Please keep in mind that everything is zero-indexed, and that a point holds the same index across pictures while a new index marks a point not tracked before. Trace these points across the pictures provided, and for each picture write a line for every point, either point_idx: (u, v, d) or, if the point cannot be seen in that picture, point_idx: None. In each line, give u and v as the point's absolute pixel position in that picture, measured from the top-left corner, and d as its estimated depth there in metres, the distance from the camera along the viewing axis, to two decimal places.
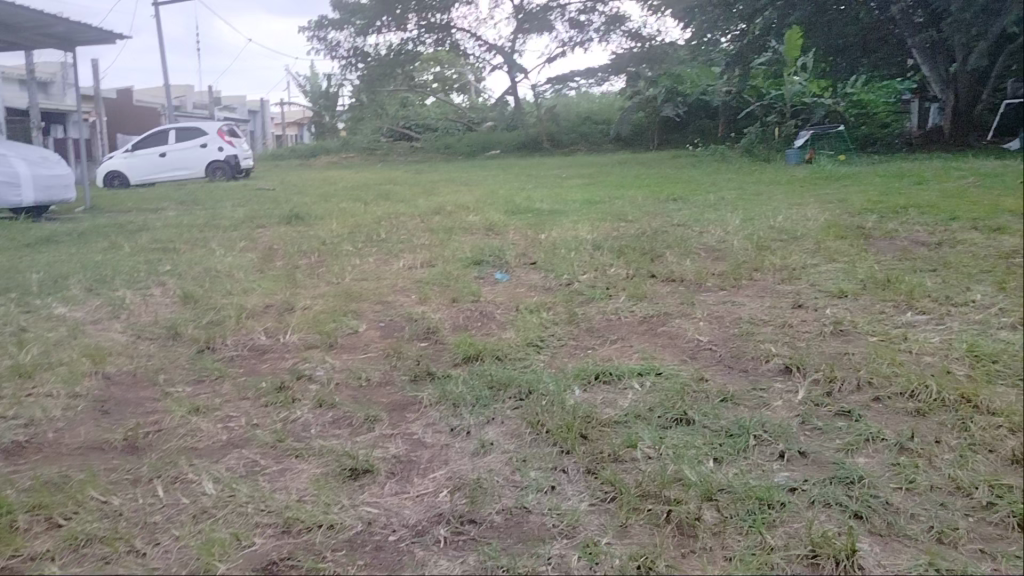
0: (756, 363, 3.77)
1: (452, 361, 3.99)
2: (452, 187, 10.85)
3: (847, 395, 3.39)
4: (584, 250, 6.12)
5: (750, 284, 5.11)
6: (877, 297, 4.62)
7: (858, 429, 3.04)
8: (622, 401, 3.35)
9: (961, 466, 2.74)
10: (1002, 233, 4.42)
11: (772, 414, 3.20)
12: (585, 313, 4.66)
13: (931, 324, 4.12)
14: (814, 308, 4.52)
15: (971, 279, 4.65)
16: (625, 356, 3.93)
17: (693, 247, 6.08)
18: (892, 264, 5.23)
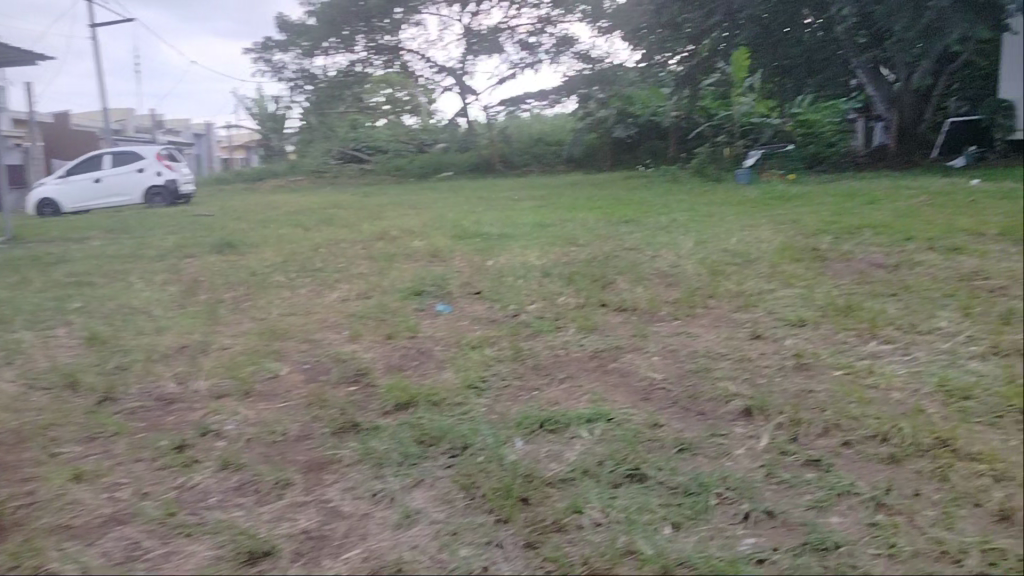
0: (715, 404, 3.44)
1: (382, 408, 3.57)
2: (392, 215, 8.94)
3: (813, 440, 3.10)
4: (533, 278, 5.76)
5: (705, 313, 4.82)
6: (838, 326, 4.31)
7: (829, 482, 2.77)
8: (570, 454, 3.00)
9: (947, 526, 2.52)
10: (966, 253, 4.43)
11: (734, 466, 2.90)
12: (531, 349, 4.29)
13: (896, 355, 3.87)
14: (774, 339, 4.23)
15: (934, 302, 4.39)
16: (574, 400, 3.56)
17: (646, 273, 5.74)
18: (852, 288, 4.97)
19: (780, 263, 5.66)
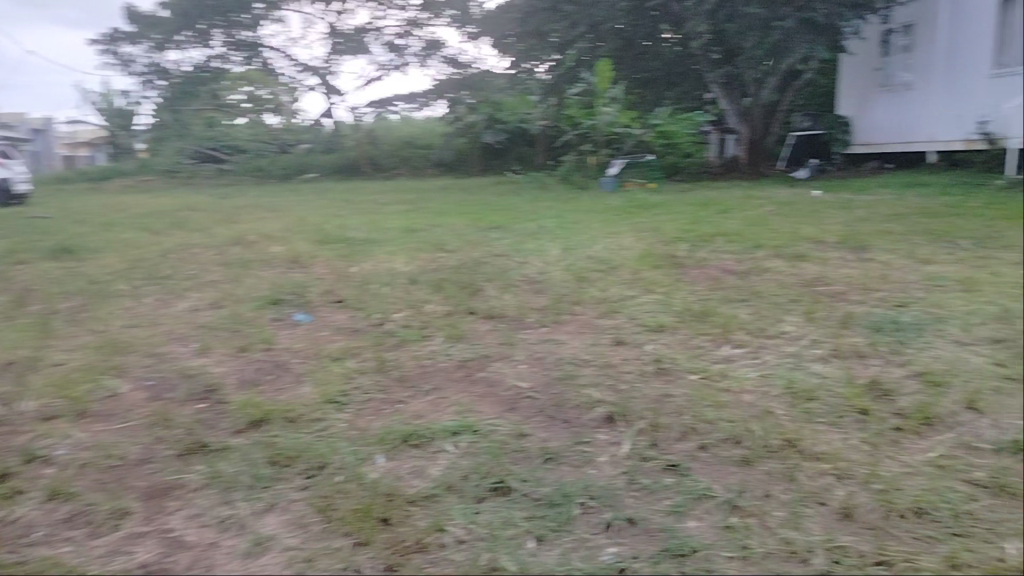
0: (579, 412, 3.45)
1: (234, 426, 3.38)
2: (238, 208, 6.39)
3: (672, 445, 3.16)
4: (397, 284, 5.62)
5: (570, 320, 4.85)
6: (695, 331, 4.43)
7: (687, 486, 2.84)
8: (433, 469, 2.94)
9: (794, 526, 2.65)
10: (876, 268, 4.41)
11: (597, 474, 2.92)
12: (395, 359, 4.17)
13: (748, 359, 4.02)
14: (636, 344, 4.31)
15: (779, 309, 4.60)
16: (439, 412, 3.49)
17: (513, 279, 5.67)
18: (706, 295, 5.09)
19: (641, 270, 5.71)
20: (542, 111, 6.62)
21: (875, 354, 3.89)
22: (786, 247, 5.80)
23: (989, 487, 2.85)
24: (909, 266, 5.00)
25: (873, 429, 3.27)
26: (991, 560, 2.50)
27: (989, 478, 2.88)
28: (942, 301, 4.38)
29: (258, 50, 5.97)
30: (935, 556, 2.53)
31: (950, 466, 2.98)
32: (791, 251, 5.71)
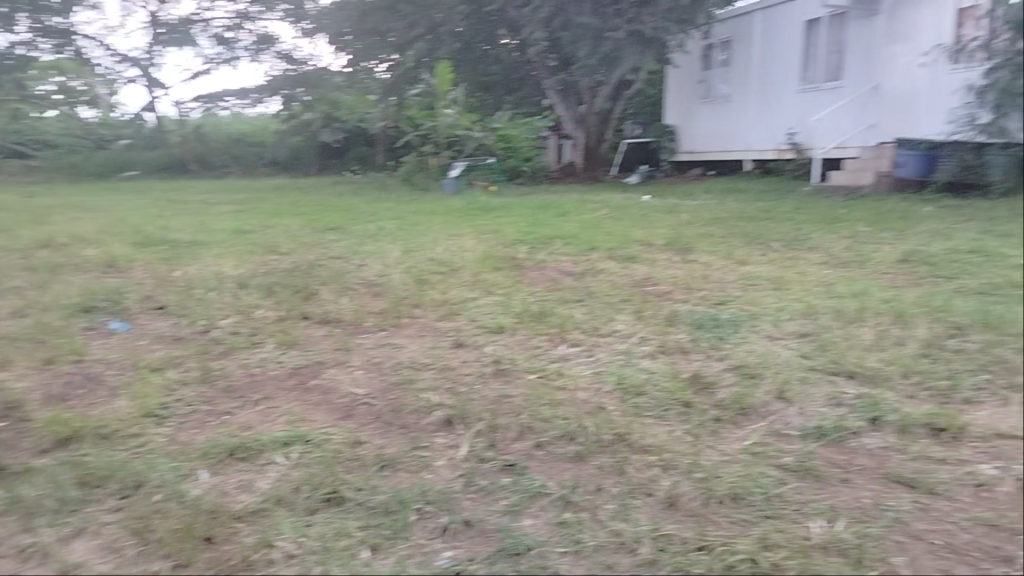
0: (417, 416, 3.42)
1: (37, 449, 3.13)
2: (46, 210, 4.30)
3: (509, 445, 3.21)
4: (226, 289, 5.35)
5: (409, 323, 4.79)
6: (532, 332, 4.51)
7: (523, 485, 2.89)
8: (262, 482, 2.85)
9: (623, 518, 2.75)
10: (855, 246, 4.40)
11: (433, 479, 2.91)
12: (222, 368, 3.97)
13: (583, 357, 4.13)
14: (474, 346, 4.32)
15: (612, 309, 4.77)
16: (270, 422, 3.35)
17: (350, 283, 5.54)
18: (544, 294, 5.18)
19: (481, 272, 5.69)
20: (383, 111, 6.11)
21: (697, 350, 4.13)
22: (619, 249, 6.06)
23: (796, 470, 3.08)
24: (727, 267, 5.46)
25: (696, 420, 3.46)
26: (799, 538, 2.66)
27: (796, 462, 3.12)
28: (756, 300, 4.73)
29: (73, 34, 4.26)
30: (749, 538, 2.67)
31: (763, 453, 3.20)
32: (624, 252, 5.96)
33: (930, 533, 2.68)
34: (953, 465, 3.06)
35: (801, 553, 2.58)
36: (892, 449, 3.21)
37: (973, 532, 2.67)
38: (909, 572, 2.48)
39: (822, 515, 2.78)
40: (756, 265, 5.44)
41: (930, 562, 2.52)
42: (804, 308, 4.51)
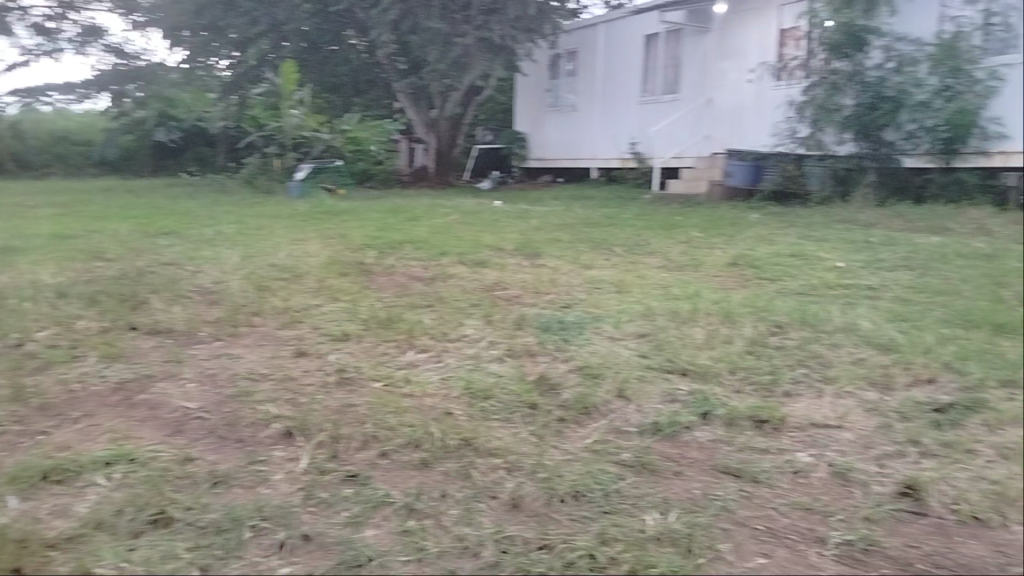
0: (254, 429, 3.31)
1: None
2: None
3: (352, 455, 3.15)
4: (43, 297, 4.94)
5: (249, 332, 4.60)
6: (378, 338, 4.44)
7: (366, 496, 2.85)
8: (80, 507, 2.70)
9: (467, 522, 2.76)
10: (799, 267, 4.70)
11: (271, 493, 2.83)
12: (37, 385, 3.68)
13: (430, 363, 4.12)
14: (318, 355, 4.21)
15: (460, 314, 4.79)
16: (90, 441, 3.14)
17: (184, 290, 5.25)
18: (392, 300, 5.12)
19: (326, 278, 5.53)
20: (223, 107, 5.49)
21: (544, 352, 4.22)
22: (470, 254, 6.11)
23: (635, 466, 3.20)
24: (573, 271, 5.63)
25: (541, 421, 3.53)
26: (635, 532, 2.76)
27: (634, 459, 3.24)
28: (598, 302, 4.90)
29: None
30: (589, 534, 2.74)
31: (603, 450, 3.30)
32: (474, 257, 6.01)
33: (753, 519, 2.85)
34: (772, 454, 3.29)
35: (636, 546, 2.67)
36: (721, 441, 3.40)
37: (790, 516, 2.88)
38: (734, 558, 2.62)
39: (656, 508, 2.90)
40: (600, 269, 5.65)
41: (751, 546, 2.68)
42: (643, 309, 4.73)
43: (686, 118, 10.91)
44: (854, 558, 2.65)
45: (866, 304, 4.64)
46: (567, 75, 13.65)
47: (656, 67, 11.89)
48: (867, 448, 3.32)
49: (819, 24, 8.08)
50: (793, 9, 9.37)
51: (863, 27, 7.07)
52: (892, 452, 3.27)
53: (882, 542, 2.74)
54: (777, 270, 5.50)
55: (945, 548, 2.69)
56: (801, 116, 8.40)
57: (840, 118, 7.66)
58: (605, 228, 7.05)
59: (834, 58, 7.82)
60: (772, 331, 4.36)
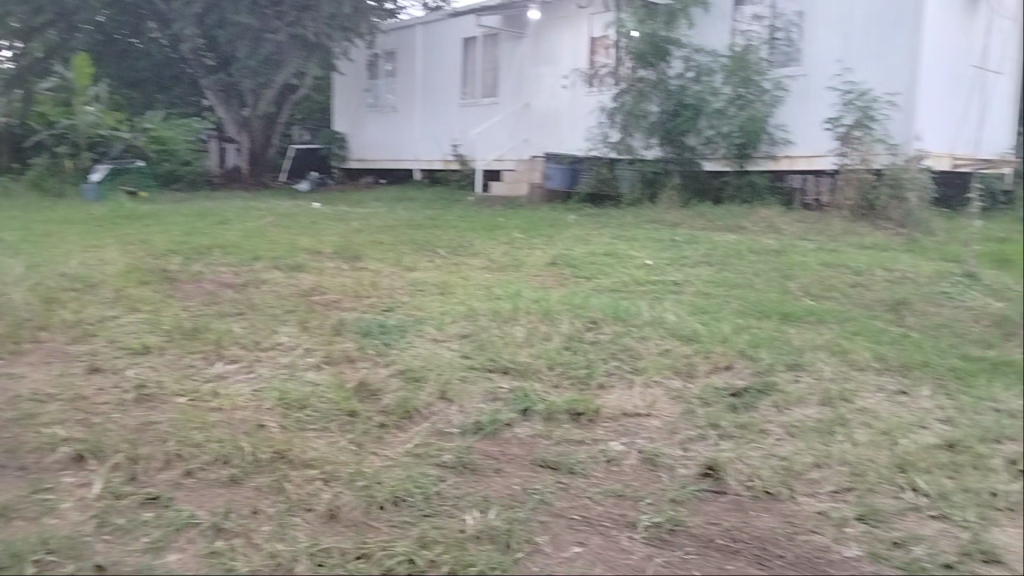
0: (40, 456, 3.08)
1: None
2: None
3: (153, 476, 2.99)
4: None
5: (33, 348, 4.18)
6: (184, 350, 4.18)
7: (169, 518, 2.71)
8: None
9: (280, 537, 2.66)
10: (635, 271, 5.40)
11: (59, 524, 2.65)
12: None
13: (241, 374, 3.93)
14: (113, 370, 3.90)
15: (275, 321, 4.61)
16: None
17: None
18: (199, 308, 4.84)
19: (125, 287, 5.14)
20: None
21: (363, 357, 4.14)
22: (284, 258, 5.90)
23: (455, 467, 3.20)
24: (395, 273, 5.58)
25: (360, 429, 3.46)
26: (455, 532, 2.76)
27: (455, 459, 3.24)
28: (420, 305, 4.88)
29: None
30: (408, 539, 2.71)
31: (424, 454, 3.27)
32: (288, 262, 5.81)
33: (570, 510, 2.93)
34: (587, 445, 3.39)
35: (456, 546, 2.67)
36: (539, 436, 3.47)
37: (604, 504, 2.97)
38: (551, 549, 2.67)
39: (476, 507, 2.91)
40: (421, 271, 5.63)
41: (569, 536, 2.75)
42: (465, 310, 4.75)
43: (505, 122, 11.39)
44: (662, 539, 2.75)
45: (671, 300, 4.96)
46: (386, 75, 13.62)
47: (474, 70, 12.09)
48: (672, 433, 3.49)
49: (627, 35, 9.10)
50: (601, 18, 10.06)
51: (665, 37, 8.86)
52: (695, 436, 3.45)
53: (686, 521, 2.86)
54: (592, 268, 5.69)
55: (745, 525, 2.83)
56: (611, 121, 9.44)
57: (646, 124, 9.05)
58: (427, 230, 7.05)
59: (641, 66, 9.07)
60: (587, 327, 4.51)
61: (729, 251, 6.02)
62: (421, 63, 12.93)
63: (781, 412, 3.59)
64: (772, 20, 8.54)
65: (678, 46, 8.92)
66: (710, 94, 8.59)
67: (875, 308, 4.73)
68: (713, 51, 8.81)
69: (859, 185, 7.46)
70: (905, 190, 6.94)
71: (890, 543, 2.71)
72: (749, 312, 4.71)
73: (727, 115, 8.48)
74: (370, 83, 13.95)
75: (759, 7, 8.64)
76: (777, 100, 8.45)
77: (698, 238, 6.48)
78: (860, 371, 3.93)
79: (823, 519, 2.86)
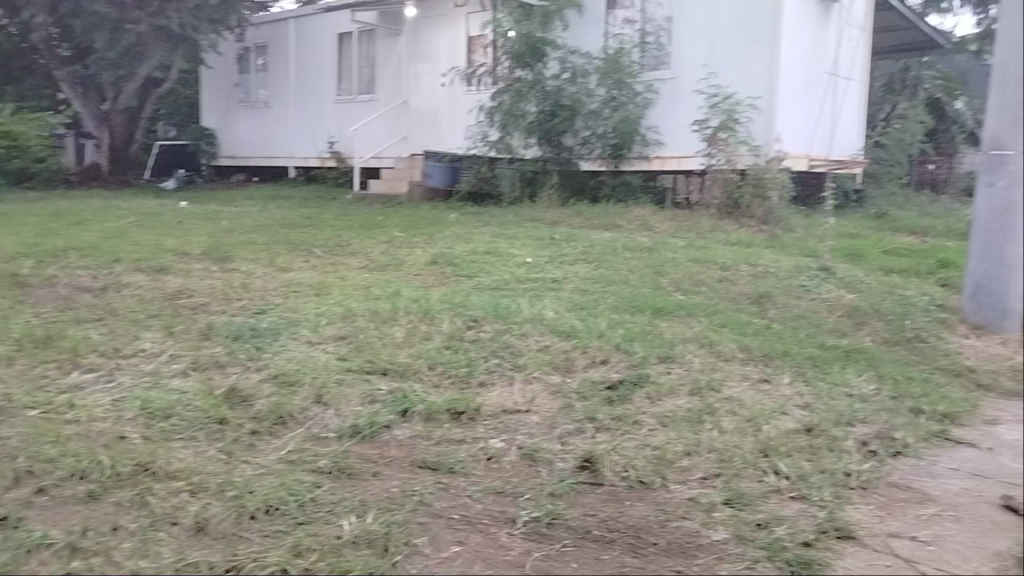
0: None
1: None
2: None
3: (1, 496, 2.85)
4: None
5: None
6: (34, 359, 3.91)
7: (18, 539, 2.58)
8: None
9: (142, 555, 2.53)
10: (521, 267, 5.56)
11: None
12: None
13: (100, 383, 3.71)
14: None
15: (138, 326, 4.38)
16: None
17: None
18: (54, 314, 4.53)
19: None
20: None
21: (233, 362, 3.99)
22: (147, 260, 5.61)
23: (331, 472, 3.12)
24: (268, 274, 5.40)
25: (230, 436, 3.33)
26: (331, 539, 2.67)
27: (331, 464, 3.15)
28: (295, 307, 4.74)
29: None
30: (282, 548, 2.61)
31: (298, 460, 3.18)
32: (152, 264, 5.52)
33: (449, 509, 2.89)
34: (467, 444, 3.37)
35: (331, 554, 2.58)
36: (418, 437, 3.42)
37: (483, 502, 2.95)
38: (430, 550, 2.63)
39: (353, 511, 2.83)
40: (297, 272, 5.47)
41: (448, 536, 2.71)
42: (342, 312, 4.65)
43: (383, 119, 11.38)
44: (540, 533, 2.74)
45: (550, 297, 5.04)
46: (257, 69, 13.37)
47: (350, 67, 11.87)
48: (551, 428, 3.51)
49: (503, 35, 9.08)
50: (478, 17, 10.12)
51: (541, 38, 8.97)
52: (573, 430, 3.48)
53: (564, 514, 2.85)
54: (473, 266, 5.71)
55: (619, 515, 2.84)
56: (490, 121, 9.48)
57: (524, 123, 9.06)
58: (303, 229, 6.87)
59: (519, 66, 9.14)
60: (467, 326, 4.52)
61: (606, 249, 6.17)
62: (295, 58, 12.60)
63: (654, 403, 3.69)
64: (642, 24, 8.85)
65: (554, 48, 9.07)
66: (585, 96, 8.80)
67: (740, 302, 4.96)
68: (588, 53, 9.07)
69: (725, 184, 7.73)
70: (767, 188, 7.40)
71: (754, 525, 2.74)
72: (624, 308, 4.83)
73: (601, 116, 8.69)
74: (240, 77, 13.68)
75: (630, 10, 8.91)
76: (648, 102, 8.75)
77: (576, 236, 6.61)
78: (727, 361, 4.11)
79: (694, 504, 2.89)
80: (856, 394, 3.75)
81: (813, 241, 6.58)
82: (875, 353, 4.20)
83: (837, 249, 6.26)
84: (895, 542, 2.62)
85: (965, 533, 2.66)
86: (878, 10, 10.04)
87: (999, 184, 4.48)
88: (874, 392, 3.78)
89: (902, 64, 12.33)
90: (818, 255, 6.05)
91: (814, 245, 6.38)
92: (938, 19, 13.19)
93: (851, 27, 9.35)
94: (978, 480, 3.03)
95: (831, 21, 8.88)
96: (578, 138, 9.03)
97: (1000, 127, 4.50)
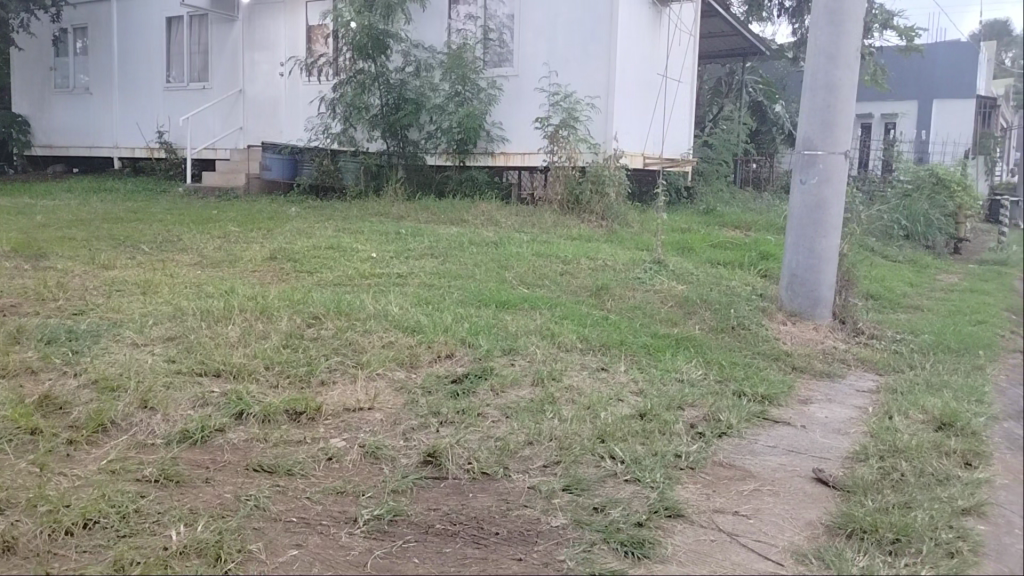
0: None
1: None
2: None
3: None
4: None
5: None
6: None
7: None
8: None
9: None
10: (371, 266, 5.50)
11: None
12: None
13: None
14: None
15: None
16: None
17: None
18: None
19: None
20: None
21: (48, 368, 3.71)
22: None
23: (157, 480, 2.94)
24: (87, 272, 5.04)
25: (42, 448, 3.08)
26: (155, 550, 2.51)
27: (157, 472, 2.97)
28: (119, 306, 4.45)
29: None
30: (102, 563, 2.44)
31: (120, 469, 2.98)
32: None
33: (287, 512, 2.80)
34: (306, 445, 3.27)
35: (156, 565, 2.43)
36: (254, 440, 3.29)
37: (323, 503, 2.88)
38: (266, 555, 2.53)
39: (181, 520, 2.67)
40: (120, 269, 5.14)
41: (284, 540, 2.63)
42: (171, 311, 4.42)
43: (219, 109, 10.91)
44: (382, 531, 2.70)
45: (395, 293, 4.98)
46: (79, 53, 12.48)
47: (181, 52, 11.25)
48: (394, 424, 3.48)
49: (345, 25, 8.81)
50: (318, 6, 9.83)
51: (384, 30, 8.70)
52: (417, 425, 3.46)
53: (406, 510, 2.83)
54: (314, 262, 5.56)
55: (461, 508, 2.85)
56: (333, 113, 9.29)
57: (368, 116, 8.97)
58: (127, 225, 6.46)
59: (361, 57, 8.87)
60: (307, 324, 4.40)
61: (451, 244, 6.19)
62: (119, 41, 11.82)
63: (497, 396, 3.74)
64: (485, 21, 8.98)
65: (397, 40, 8.91)
66: (429, 90, 8.84)
67: (580, 294, 5.13)
68: (431, 47, 9.12)
69: (566, 180, 7.88)
70: (607, 185, 7.66)
71: (591, 509, 2.82)
72: (469, 302, 4.86)
73: (445, 111, 8.72)
74: (58, 61, 12.72)
75: (472, 6, 9.01)
76: (492, 98, 8.81)
77: (422, 231, 6.58)
78: (567, 352, 4.23)
79: (534, 493, 2.95)
80: (685, 379, 3.97)
81: (648, 235, 6.89)
82: (703, 340, 4.45)
83: (670, 243, 6.58)
84: (719, 518, 2.78)
85: (781, 505, 2.87)
86: (706, 15, 10.63)
87: (812, 182, 4.83)
88: (702, 377, 4.01)
89: (728, 68, 13.16)
90: (652, 248, 6.36)
91: (648, 239, 6.69)
92: (759, 28, 14.11)
93: (681, 32, 9.86)
94: (792, 456, 3.28)
95: (662, 25, 9.34)
96: (423, 132, 9.05)
97: (812, 130, 4.85)
